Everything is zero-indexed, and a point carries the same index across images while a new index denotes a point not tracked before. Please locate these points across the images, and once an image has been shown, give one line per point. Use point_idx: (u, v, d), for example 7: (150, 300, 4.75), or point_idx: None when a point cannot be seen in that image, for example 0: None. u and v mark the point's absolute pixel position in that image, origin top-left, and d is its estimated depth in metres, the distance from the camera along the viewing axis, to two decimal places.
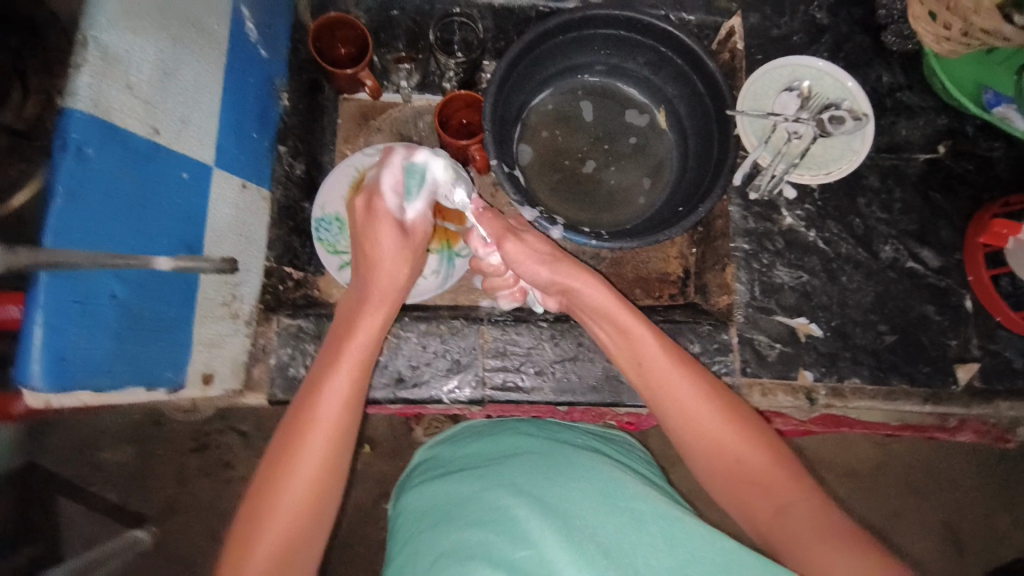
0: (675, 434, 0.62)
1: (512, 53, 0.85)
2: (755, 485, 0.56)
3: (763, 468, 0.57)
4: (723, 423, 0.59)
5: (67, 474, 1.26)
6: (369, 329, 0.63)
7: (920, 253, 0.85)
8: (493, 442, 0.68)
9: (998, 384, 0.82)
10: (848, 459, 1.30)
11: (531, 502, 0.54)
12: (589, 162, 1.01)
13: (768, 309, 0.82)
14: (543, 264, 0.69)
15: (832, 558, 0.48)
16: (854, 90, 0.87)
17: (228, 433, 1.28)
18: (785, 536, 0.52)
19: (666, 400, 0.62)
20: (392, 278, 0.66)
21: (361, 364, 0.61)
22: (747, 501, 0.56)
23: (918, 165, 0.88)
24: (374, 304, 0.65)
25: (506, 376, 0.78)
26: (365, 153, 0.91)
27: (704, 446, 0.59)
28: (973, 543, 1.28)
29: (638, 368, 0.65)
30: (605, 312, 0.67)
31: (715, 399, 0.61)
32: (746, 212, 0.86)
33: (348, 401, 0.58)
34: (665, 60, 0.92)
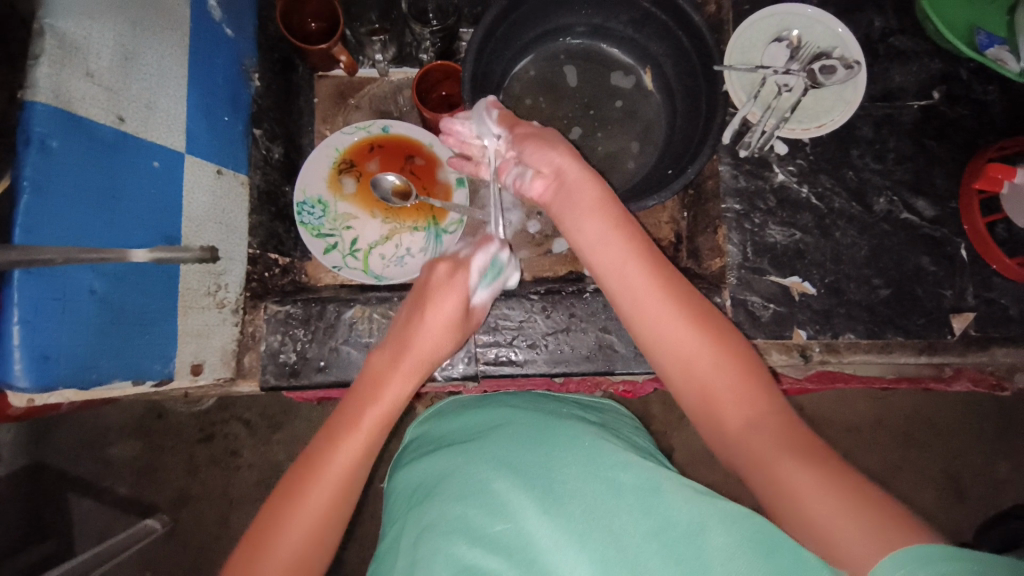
0: (651, 347, 0.63)
1: (489, 17, 0.82)
2: (725, 401, 0.58)
3: (733, 386, 0.58)
4: (702, 343, 0.60)
5: (80, 470, 1.28)
6: (398, 389, 0.62)
7: (914, 204, 0.84)
8: (478, 415, 0.69)
9: (993, 332, 0.81)
10: (849, 415, 1.31)
11: (511, 475, 0.55)
12: (575, 129, 0.98)
13: (761, 270, 0.81)
14: (546, 142, 0.72)
15: (792, 475, 0.51)
16: (845, 36, 0.83)
17: (235, 421, 1.29)
18: (750, 453, 0.55)
19: (641, 310, 0.63)
20: (429, 342, 0.66)
21: (383, 421, 0.59)
22: (715, 417, 0.58)
23: (912, 113, 0.86)
24: (407, 364, 0.64)
25: (499, 350, 0.77)
26: (343, 132, 0.88)
27: (677, 363, 0.61)
28: (975, 489, 1.30)
29: (617, 269, 0.65)
30: (587, 210, 0.68)
31: (688, 311, 0.62)
32: (736, 171, 0.84)
33: (361, 457, 0.56)
34: (648, 17, 0.89)
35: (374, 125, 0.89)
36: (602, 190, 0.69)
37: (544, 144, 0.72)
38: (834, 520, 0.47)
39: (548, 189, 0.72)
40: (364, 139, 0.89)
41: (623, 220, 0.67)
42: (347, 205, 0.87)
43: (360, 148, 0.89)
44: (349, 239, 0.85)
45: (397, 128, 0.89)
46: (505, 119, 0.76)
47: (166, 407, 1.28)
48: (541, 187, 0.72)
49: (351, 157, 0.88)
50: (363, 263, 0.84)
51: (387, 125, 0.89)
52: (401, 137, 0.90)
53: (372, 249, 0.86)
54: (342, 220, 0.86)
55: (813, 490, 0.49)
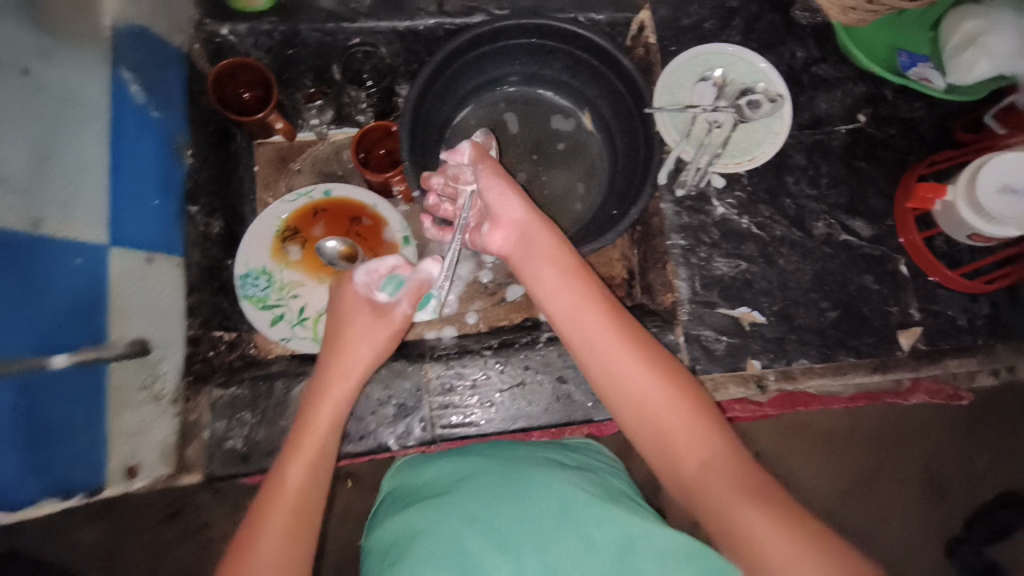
0: (606, 380, 0.61)
1: (423, 76, 0.83)
2: (680, 441, 0.56)
3: (682, 414, 0.57)
4: (647, 377, 0.59)
5: (40, 560, 1.21)
6: (335, 396, 0.63)
7: (851, 224, 0.86)
8: (457, 467, 0.66)
9: (942, 344, 0.83)
10: (825, 424, 1.32)
11: (491, 539, 0.54)
12: (519, 174, 0.99)
13: (711, 303, 0.82)
14: (518, 204, 0.71)
15: (752, 518, 0.50)
16: (768, 70, 0.85)
17: (203, 492, 1.24)
18: (706, 495, 0.53)
19: (594, 349, 0.62)
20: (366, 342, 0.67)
21: (332, 424, 0.61)
22: (676, 454, 0.56)
23: (841, 137, 0.88)
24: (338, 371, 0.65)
25: (456, 412, 0.76)
26: (285, 200, 0.87)
27: (636, 398, 0.59)
28: (955, 485, 1.31)
29: (571, 311, 0.65)
30: (543, 257, 0.68)
31: (643, 353, 0.61)
32: (678, 209, 0.85)
33: (316, 460, 0.59)
34: (581, 62, 0.91)
35: (316, 189, 0.88)
36: (558, 240, 0.69)
37: (506, 192, 0.71)
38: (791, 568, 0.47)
39: (507, 241, 0.71)
40: (306, 204, 0.88)
41: (576, 268, 0.68)
42: (293, 273, 0.85)
43: (304, 214, 0.88)
44: (297, 308, 0.84)
45: (340, 190, 0.88)
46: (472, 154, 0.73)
47: None
48: (500, 239, 0.71)
49: (295, 223, 0.87)
50: (313, 331, 0.83)
51: (329, 189, 0.88)
52: (345, 198, 0.88)
53: (321, 315, 0.84)
54: (289, 289, 0.84)
55: (771, 536, 0.49)
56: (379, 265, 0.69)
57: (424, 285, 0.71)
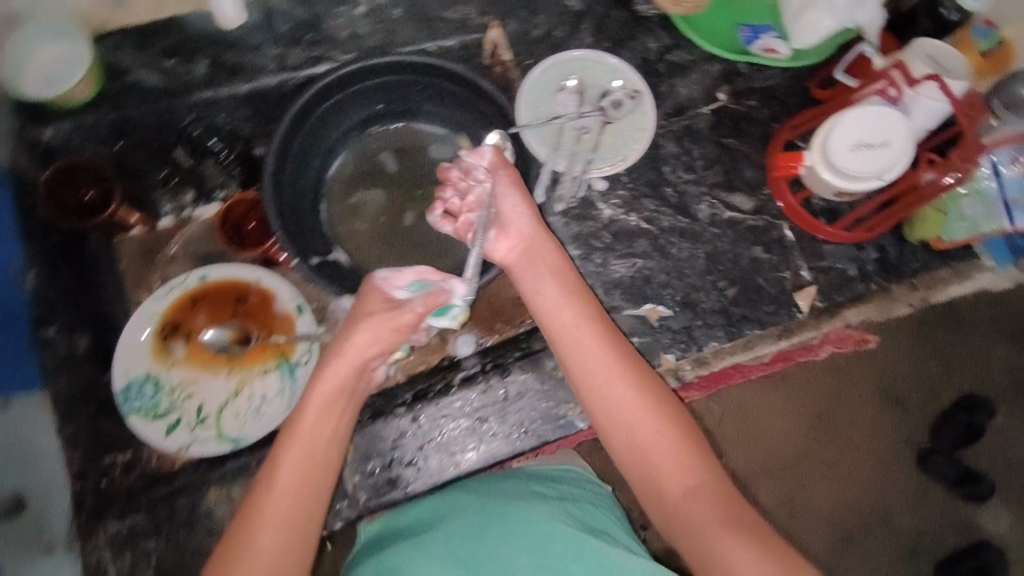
0: (597, 395, 0.62)
1: (276, 139, 0.80)
2: (666, 468, 0.59)
3: (668, 443, 0.60)
4: (642, 403, 0.61)
5: None
6: (304, 437, 0.62)
7: (731, 200, 0.88)
8: (438, 505, 0.69)
9: (837, 297, 0.86)
10: None
11: None
12: (408, 213, 0.94)
13: (616, 307, 0.83)
14: (528, 215, 0.69)
15: (734, 551, 0.54)
16: (624, 68, 0.86)
17: None
18: (691, 522, 0.57)
19: (578, 358, 0.63)
20: (335, 378, 0.64)
21: (305, 471, 0.60)
22: (653, 475, 0.59)
23: (706, 118, 0.91)
24: (311, 414, 0.63)
25: (381, 479, 0.76)
26: (156, 296, 0.81)
27: (621, 412, 0.61)
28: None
29: (567, 329, 0.65)
30: (547, 274, 0.68)
31: (631, 373, 0.62)
32: (566, 220, 0.85)
33: (288, 511, 0.59)
34: (442, 91, 0.89)
35: (190, 276, 0.82)
36: (562, 262, 0.69)
37: (520, 202, 0.69)
38: None
39: (512, 251, 0.70)
40: (182, 294, 0.82)
41: (578, 288, 0.67)
42: (182, 373, 0.80)
43: (181, 306, 0.81)
44: (193, 409, 0.79)
45: (216, 272, 0.82)
46: (493, 162, 0.71)
47: None
48: (504, 248, 0.70)
49: (173, 318, 0.81)
50: (216, 430, 0.78)
51: (204, 273, 0.82)
52: (223, 279, 0.82)
53: (221, 411, 0.79)
54: (180, 391, 0.79)
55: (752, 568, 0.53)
56: (412, 274, 0.65)
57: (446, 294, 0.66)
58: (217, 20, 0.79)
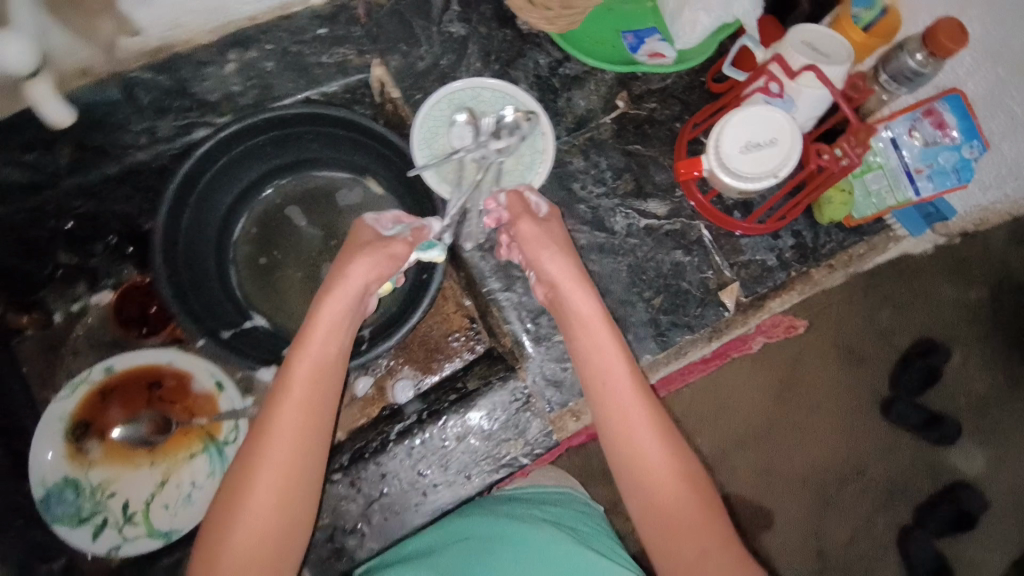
0: (623, 445, 0.62)
1: (160, 214, 0.76)
2: (682, 531, 0.58)
3: (682, 504, 0.59)
4: (666, 462, 0.61)
5: None
6: (283, 428, 0.57)
7: (646, 207, 0.88)
8: (457, 529, 0.69)
9: (761, 289, 0.87)
10: None
11: None
12: (324, 266, 0.93)
13: (545, 334, 0.81)
14: (564, 259, 0.69)
15: None
16: (514, 92, 0.85)
17: None
18: None
19: (606, 383, 0.64)
20: (311, 370, 0.61)
21: (287, 468, 0.56)
22: (663, 536, 0.59)
23: (608, 127, 0.90)
24: (291, 407, 0.58)
25: (327, 549, 0.73)
26: (62, 396, 0.77)
27: (643, 449, 0.61)
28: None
29: (602, 374, 0.65)
30: (586, 318, 0.67)
31: (656, 421, 0.62)
32: (483, 253, 0.83)
33: (268, 513, 0.55)
34: (336, 137, 0.87)
35: (95, 369, 0.78)
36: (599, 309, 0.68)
37: (543, 250, 0.70)
38: None
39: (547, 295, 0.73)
40: (89, 389, 0.77)
41: (618, 341, 0.66)
42: (102, 471, 0.76)
43: (91, 401, 0.77)
44: (119, 507, 0.75)
45: (123, 361, 0.78)
46: (513, 207, 0.73)
47: None
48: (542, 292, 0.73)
49: (84, 415, 0.77)
50: (145, 525, 0.74)
51: (110, 364, 0.78)
52: (132, 368, 0.79)
53: (150, 504, 0.75)
54: (103, 490, 0.75)
55: None
56: (386, 212, 0.71)
57: (428, 228, 0.73)
58: (44, 117, 0.65)
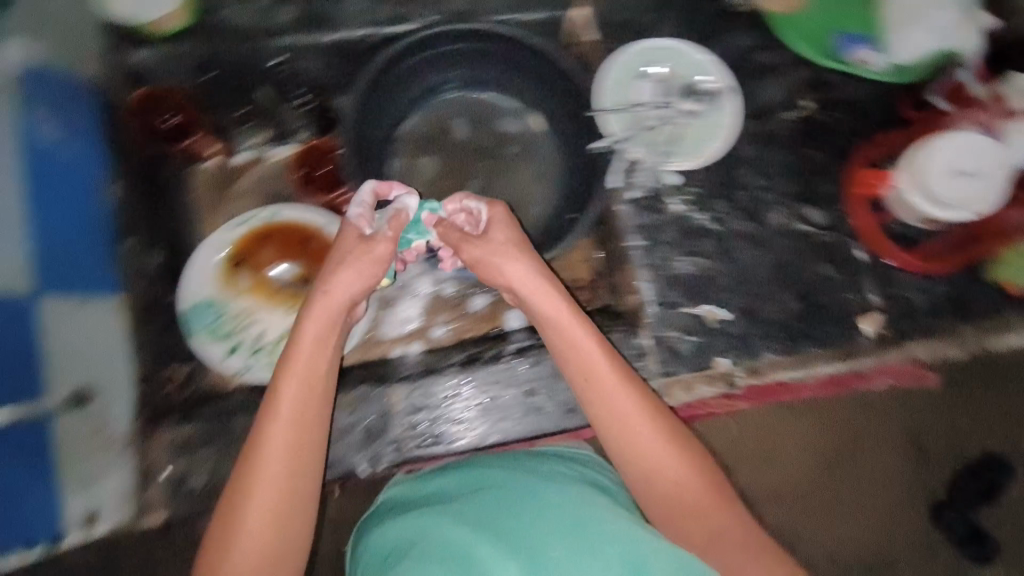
0: (632, 465, 0.60)
1: (357, 91, 0.81)
2: (699, 510, 0.58)
3: (694, 490, 0.59)
4: (679, 467, 0.59)
5: None
6: (288, 409, 0.56)
7: (806, 214, 0.85)
8: (460, 479, 0.68)
9: (904, 326, 0.83)
10: None
11: (482, 529, 0.56)
12: (471, 180, 0.93)
13: (674, 303, 0.81)
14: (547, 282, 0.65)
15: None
16: (713, 65, 0.84)
17: None
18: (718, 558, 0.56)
19: (609, 425, 0.60)
20: (317, 336, 0.60)
21: (294, 445, 0.55)
22: (677, 527, 0.58)
23: (789, 124, 0.87)
24: (294, 382, 0.57)
25: (426, 432, 0.78)
26: (229, 227, 0.83)
27: (648, 459, 0.59)
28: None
29: (605, 414, 0.60)
30: (570, 343, 0.63)
31: (668, 435, 0.60)
32: (637, 208, 0.83)
33: (284, 492, 0.54)
34: (520, 67, 0.88)
35: (262, 211, 0.83)
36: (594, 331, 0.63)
37: (513, 253, 0.67)
38: None
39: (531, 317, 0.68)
40: (252, 228, 0.83)
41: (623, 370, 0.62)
42: (245, 301, 0.80)
43: (251, 239, 0.83)
44: (253, 337, 0.78)
45: (287, 212, 0.83)
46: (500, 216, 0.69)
47: None
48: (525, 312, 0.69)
49: (242, 249, 0.82)
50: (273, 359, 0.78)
51: (276, 211, 0.83)
52: (292, 221, 0.84)
53: (280, 343, 0.79)
54: (243, 319, 0.79)
55: None
56: (367, 194, 0.68)
57: (405, 215, 0.69)
58: None
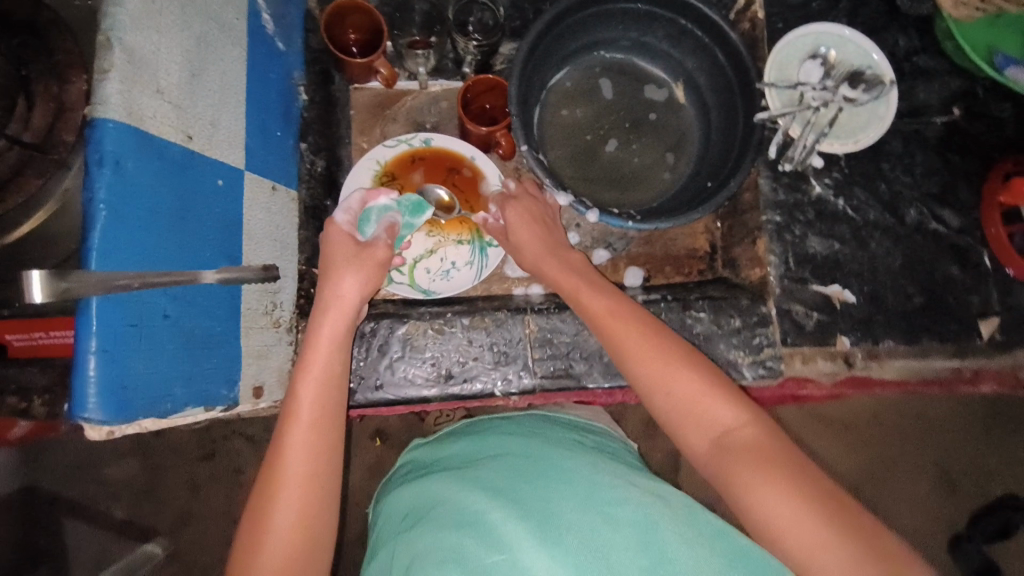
0: (655, 399, 0.62)
1: (534, 32, 0.82)
2: (705, 421, 0.59)
3: (711, 404, 0.59)
4: (699, 389, 0.60)
5: (72, 493, 1.25)
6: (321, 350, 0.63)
7: (942, 215, 0.87)
8: (472, 442, 0.73)
9: (1017, 336, 0.86)
10: (846, 415, 1.37)
11: (508, 506, 0.58)
12: (611, 140, 0.98)
13: (802, 280, 0.83)
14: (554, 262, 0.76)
15: (771, 498, 0.53)
16: (879, 61, 0.86)
17: (237, 438, 1.27)
18: (725, 478, 0.56)
19: (621, 353, 0.65)
20: (346, 286, 0.67)
21: (327, 384, 0.62)
22: (682, 441, 0.60)
23: (937, 128, 0.89)
24: (328, 319, 0.65)
25: (555, 363, 0.78)
26: (386, 145, 0.87)
27: (653, 389, 0.62)
28: (964, 482, 1.37)
29: (613, 346, 0.66)
30: (577, 289, 0.72)
31: (684, 356, 0.62)
32: (775, 184, 0.86)
33: (316, 432, 0.59)
34: (685, 33, 0.90)
35: (416, 137, 0.88)
36: (594, 285, 0.72)
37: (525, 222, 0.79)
38: (815, 554, 0.51)
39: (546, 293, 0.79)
40: (406, 151, 0.88)
41: (627, 308, 0.68)
42: None
43: (403, 161, 0.88)
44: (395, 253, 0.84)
45: (439, 140, 0.88)
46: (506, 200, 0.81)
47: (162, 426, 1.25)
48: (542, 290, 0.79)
49: (393, 169, 0.87)
50: (409, 277, 0.84)
51: (429, 138, 0.89)
52: (443, 150, 0.89)
53: (417, 263, 0.85)
54: None
55: (787, 518, 0.52)
56: (354, 202, 0.73)
57: (397, 223, 0.74)
58: None
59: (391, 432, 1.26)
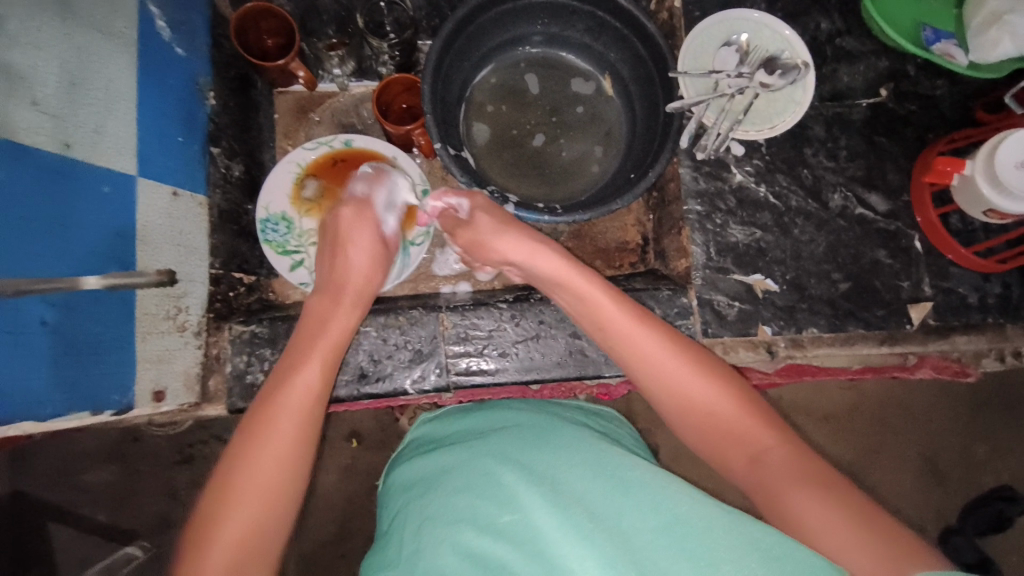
0: (679, 407, 0.62)
1: (445, 30, 0.82)
2: (735, 433, 0.59)
3: (731, 416, 0.60)
4: (723, 400, 0.61)
5: (53, 498, 1.23)
6: (336, 322, 0.65)
7: (868, 199, 0.85)
8: (478, 420, 0.70)
9: (952, 320, 0.83)
10: (827, 405, 1.34)
11: (519, 470, 0.57)
12: (538, 136, 0.97)
13: (724, 269, 0.82)
14: (554, 258, 0.70)
15: (809, 507, 0.52)
16: (792, 39, 0.85)
17: (214, 442, 1.25)
18: (762, 485, 0.56)
19: (639, 363, 0.64)
20: (359, 272, 0.69)
21: (333, 350, 0.62)
22: (713, 448, 0.60)
23: (862, 111, 0.88)
24: (345, 298, 0.67)
25: (469, 360, 0.78)
26: (306, 148, 0.88)
27: (676, 396, 0.62)
28: (952, 473, 1.33)
29: (630, 352, 0.65)
30: (583, 292, 0.68)
31: (696, 361, 0.63)
32: (696, 173, 0.85)
33: (317, 392, 0.59)
34: (603, 25, 0.89)
35: (337, 139, 0.89)
36: (602, 287, 0.68)
37: (499, 226, 0.72)
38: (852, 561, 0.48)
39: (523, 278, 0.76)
40: (327, 154, 0.88)
41: (644, 316, 0.66)
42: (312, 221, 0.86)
43: (324, 163, 0.88)
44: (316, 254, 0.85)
45: (361, 141, 0.89)
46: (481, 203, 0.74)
47: (142, 429, 1.24)
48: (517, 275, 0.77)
49: (314, 172, 0.88)
50: None
51: (350, 139, 0.89)
52: (364, 150, 0.89)
53: None
54: (308, 236, 0.86)
55: (825, 528, 0.50)
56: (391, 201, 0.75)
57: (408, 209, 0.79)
58: None
59: (366, 435, 1.24)
